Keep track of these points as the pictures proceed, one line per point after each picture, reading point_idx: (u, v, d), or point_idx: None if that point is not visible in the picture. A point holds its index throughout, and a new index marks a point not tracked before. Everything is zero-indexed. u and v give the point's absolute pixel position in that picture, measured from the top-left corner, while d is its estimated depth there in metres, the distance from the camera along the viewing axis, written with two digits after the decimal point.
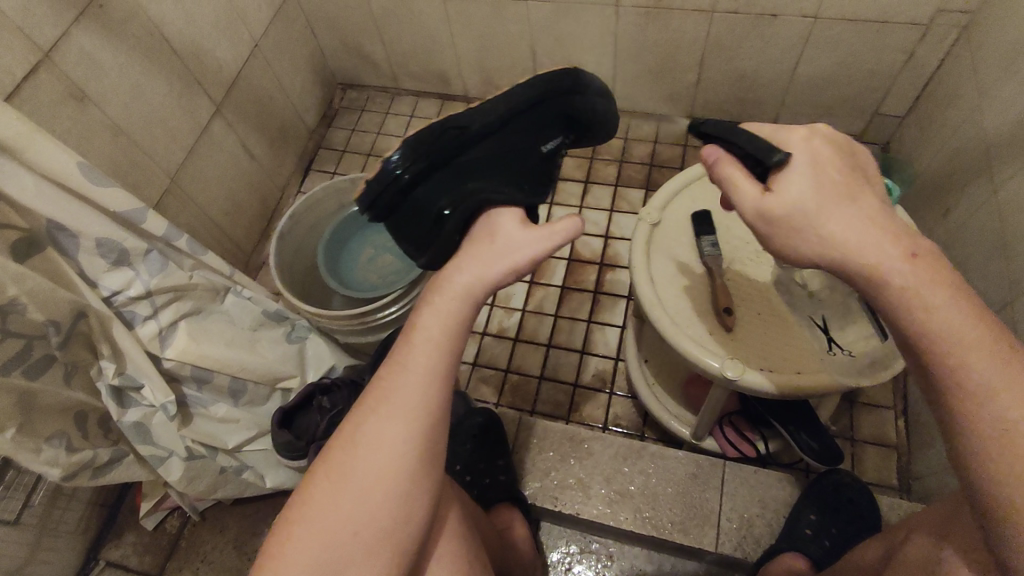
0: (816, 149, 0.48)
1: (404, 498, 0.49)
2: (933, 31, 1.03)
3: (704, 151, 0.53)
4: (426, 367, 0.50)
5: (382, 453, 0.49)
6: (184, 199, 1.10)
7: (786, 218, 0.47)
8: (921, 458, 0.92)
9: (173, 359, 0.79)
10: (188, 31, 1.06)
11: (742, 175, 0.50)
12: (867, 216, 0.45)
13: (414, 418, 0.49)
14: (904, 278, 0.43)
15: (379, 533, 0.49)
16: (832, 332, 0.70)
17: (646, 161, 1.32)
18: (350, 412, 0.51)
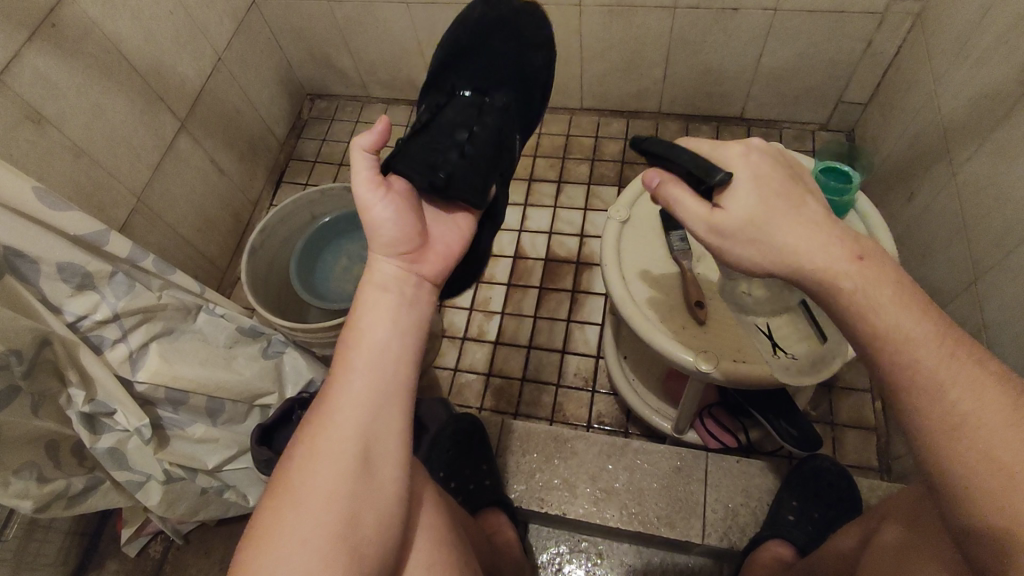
0: (757, 163, 0.49)
1: (358, 499, 0.48)
2: (888, 20, 1.05)
3: (646, 175, 0.52)
4: (364, 363, 0.50)
5: (326, 459, 0.48)
6: (152, 218, 1.08)
7: (736, 233, 0.47)
8: (899, 437, 0.93)
9: (146, 382, 0.78)
10: (148, 48, 1.04)
11: (689, 195, 0.49)
12: (815, 223, 0.46)
13: (355, 418, 0.48)
14: (853, 279, 0.44)
15: (339, 539, 0.46)
16: (776, 334, 0.64)
17: (617, 159, 1.33)
18: (303, 422, 0.50)
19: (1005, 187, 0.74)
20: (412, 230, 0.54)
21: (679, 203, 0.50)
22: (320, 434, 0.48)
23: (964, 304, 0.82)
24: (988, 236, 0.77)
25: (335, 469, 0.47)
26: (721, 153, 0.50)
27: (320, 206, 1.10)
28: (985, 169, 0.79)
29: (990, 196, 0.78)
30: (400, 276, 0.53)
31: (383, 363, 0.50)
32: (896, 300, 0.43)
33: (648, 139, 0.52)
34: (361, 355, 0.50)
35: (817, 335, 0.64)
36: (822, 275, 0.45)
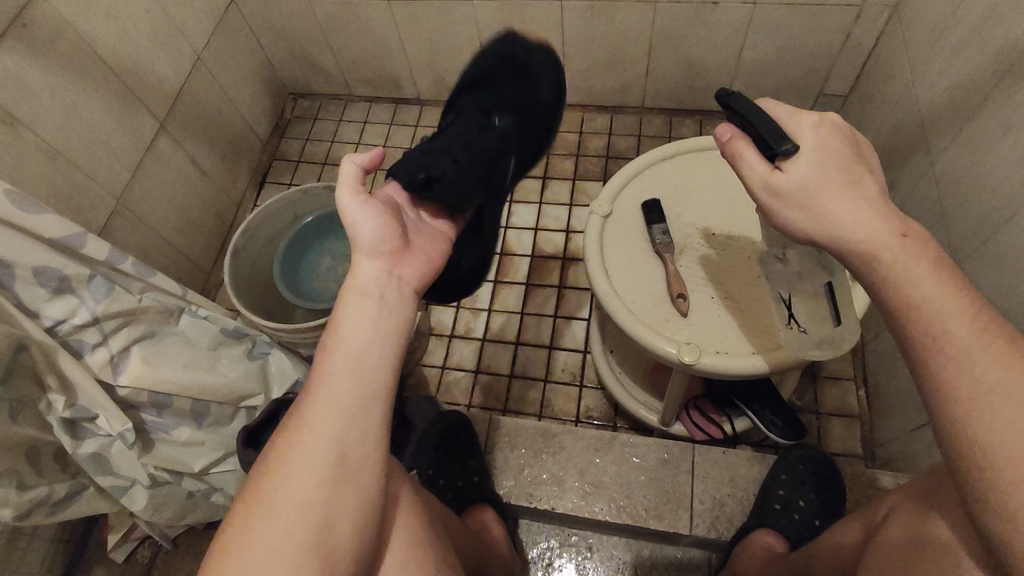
0: (825, 135, 0.49)
1: (334, 506, 0.47)
2: (866, 12, 1.06)
3: (720, 129, 0.54)
4: (345, 372, 0.48)
5: (303, 468, 0.47)
6: (132, 220, 1.07)
7: (790, 195, 0.49)
8: (883, 424, 0.95)
9: (127, 386, 0.77)
10: (124, 48, 1.03)
11: (754, 155, 0.51)
12: (864, 198, 0.47)
13: (335, 429, 0.47)
14: (895, 253, 0.44)
15: (312, 546, 0.46)
16: (795, 305, 0.67)
17: (601, 154, 1.33)
18: (280, 424, 0.49)
19: (981, 175, 0.75)
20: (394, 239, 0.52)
21: (743, 161, 0.52)
22: (299, 442, 0.47)
23: None
24: (966, 224, 0.78)
25: (313, 479, 0.47)
26: (795, 122, 0.51)
27: (303, 206, 1.10)
28: (962, 157, 0.80)
29: (967, 184, 0.79)
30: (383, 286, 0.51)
31: (365, 374, 0.48)
32: (917, 279, 0.43)
33: (736, 95, 0.55)
34: (342, 363, 0.48)
35: (834, 319, 0.63)
36: (856, 253, 0.46)
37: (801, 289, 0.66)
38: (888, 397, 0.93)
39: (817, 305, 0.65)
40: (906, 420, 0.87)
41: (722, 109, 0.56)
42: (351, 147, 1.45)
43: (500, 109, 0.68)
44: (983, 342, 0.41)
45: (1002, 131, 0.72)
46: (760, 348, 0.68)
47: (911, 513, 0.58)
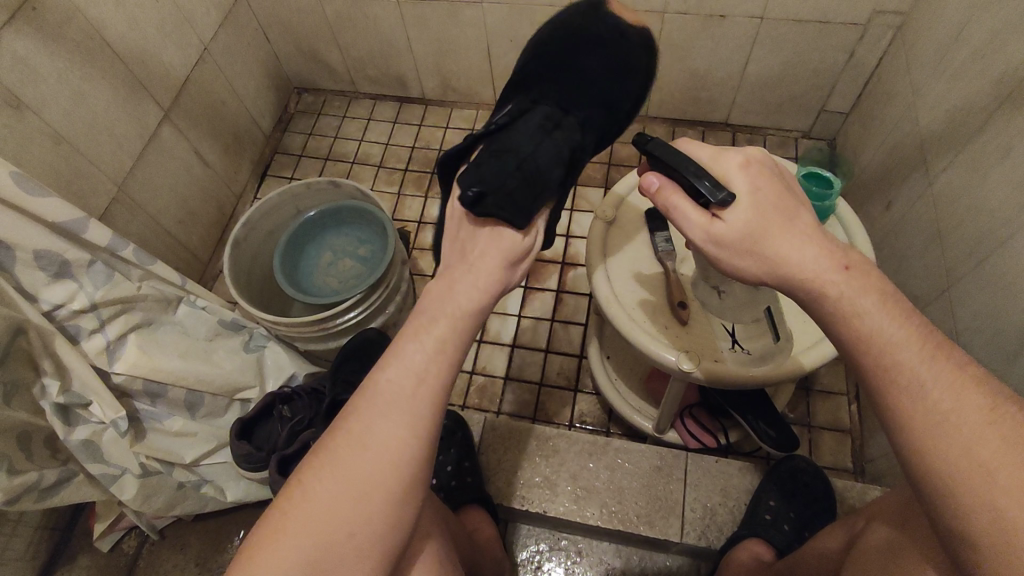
0: (754, 177, 0.50)
1: (401, 500, 0.49)
2: (870, 32, 1.08)
3: (646, 179, 0.54)
4: (431, 373, 0.49)
5: (374, 460, 0.48)
6: (132, 208, 1.07)
7: (735, 241, 0.49)
8: (874, 440, 0.96)
9: (123, 373, 0.77)
10: (133, 36, 1.03)
11: (687, 202, 0.51)
12: (805, 234, 0.48)
13: (414, 426, 0.48)
14: (840, 288, 0.45)
15: (373, 533, 0.48)
16: (737, 330, 0.70)
17: (604, 160, 1.34)
18: (351, 409, 0.49)
19: (978, 197, 0.77)
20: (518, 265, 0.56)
21: (679, 211, 0.51)
22: (378, 433, 0.48)
23: (937, 310, 0.84)
24: (963, 244, 0.79)
25: (388, 470, 0.48)
26: (722, 166, 0.52)
27: (304, 200, 1.09)
28: (960, 178, 0.81)
29: (964, 205, 0.80)
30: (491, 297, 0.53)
31: (443, 371, 0.50)
32: (867, 307, 0.44)
33: (653, 141, 0.54)
34: (423, 359, 0.49)
35: (771, 337, 0.69)
36: (801, 286, 0.47)
37: (743, 314, 0.68)
38: None
39: (755, 322, 0.69)
40: None
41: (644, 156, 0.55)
42: (354, 144, 1.45)
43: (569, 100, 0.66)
44: (943, 370, 0.41)
45: (1002, 154, 0.73)
46: (703, 359, 0.68)
47: (887, 526, 0.59)
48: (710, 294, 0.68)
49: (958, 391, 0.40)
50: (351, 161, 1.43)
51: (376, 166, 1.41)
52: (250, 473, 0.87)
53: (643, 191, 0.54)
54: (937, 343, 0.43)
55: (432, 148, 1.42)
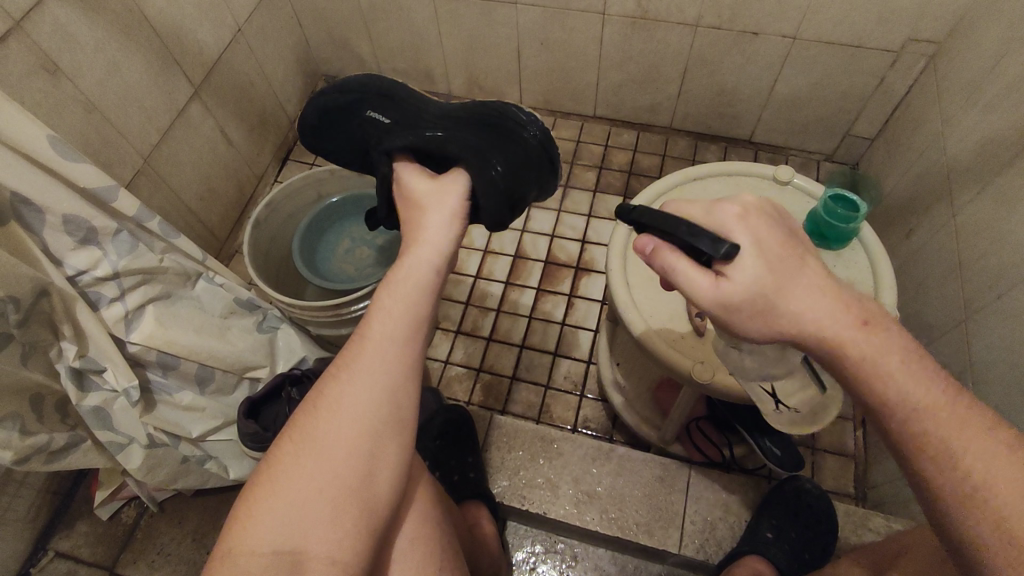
0: (754, 228, 0.47)
1: (369, 459, 0.51)
2: (902, 59, 1.08)
3: (642, 241, 0.51)
4: (384, 337, 0.53)
5: (342, 428, 0.51)
6: (156, 182, 1.08)
7: (749, 302, 0.45)
8: (877, 467, 0.96)
9: (139, 343, 0.78)
10: (171, 12, 1.04)
11: (688, 265, 0.48)
12: (814, 281, 0.46)
13: (371, 387, 0.52)
14: (862, 347, 0.44)
15: (345, 495, 0.50)
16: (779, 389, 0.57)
17: (624, 169, 1.34)
18: (319, 378, 0.54)
19: (1003, 231, 0.76)
20: (462, 220, 0.57)
21: (681, 274, 0.48)
22: (342, 396, 0.52)
23: (952, 340, 0.84)
24: (982, 276, 0.79)
25: (352, 429, 0.51)
26: (718, 219, 0.48)
27: (327, 185, 1.10)
28: (985, 211, 0.81)
29: (988, 237, 0.79)
30: (444, 264, 0.56)
31: (397, 333, 0.53)
32: None
33: (641, 207, 0.51)
34: (381, 330, 0.53)
35: (817, 385, 0.57)
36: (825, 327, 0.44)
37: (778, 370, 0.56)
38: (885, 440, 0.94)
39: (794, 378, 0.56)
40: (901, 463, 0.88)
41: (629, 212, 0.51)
42: None
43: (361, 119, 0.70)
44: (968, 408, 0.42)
45: None
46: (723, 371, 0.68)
47: None
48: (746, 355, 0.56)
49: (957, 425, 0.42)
50: None
51: None
52: (255, 452, 0.87)
53: (642, 255, 0.51)
54: (942, 377, 0.44)
55: None
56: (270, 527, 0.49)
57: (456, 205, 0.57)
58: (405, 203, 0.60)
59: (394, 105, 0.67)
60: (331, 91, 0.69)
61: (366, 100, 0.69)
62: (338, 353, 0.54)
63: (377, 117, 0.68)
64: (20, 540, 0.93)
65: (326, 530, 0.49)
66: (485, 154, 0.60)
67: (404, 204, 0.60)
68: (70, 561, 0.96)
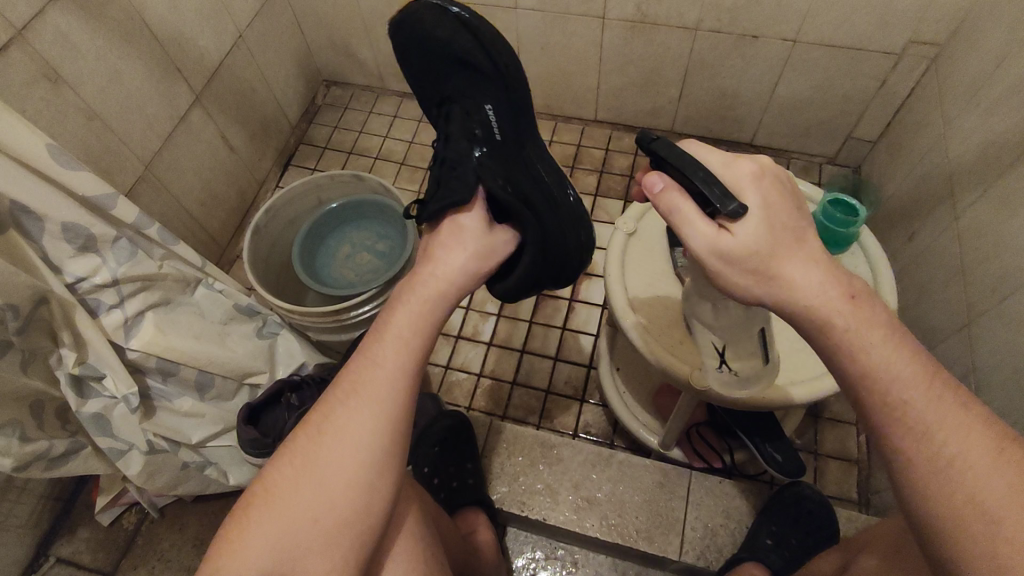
0: (767, 189, 0.47)
1: (365, 488, 0.51)
2: (904, 61, 1.07)
3: (650, 178, 0.50)
4: (390, 365, 0.52)
5: (340, 456, 0.50)
6: (158, 188, 1.08)
7: (742, 260, 0.45)
8: (880, 473, 0.95)
9: (138, 350, 0.78)
10: (172, 19, 1.04)
11: (690, 210, 0.47)
12: (815, 259, 0.45)
13: (373, 416, 0.51)
14: (847, 320, 0.43)
15: (338, 523, 0.50)
16: (723, 351, 0.58)
17: (625, 173, 1.34)
18: (321, 399, 0.53)
19: (1004, 235, 0.76)
20: (481, 265, 0.58)
21: (683, 219, 0.48)
22: (343, 423, 0.51)
23: (955, 345, 0.83)
24: (985, 279, 0.79)
25: (352, 458, 0.51)
26: (735, 173, 0.48)
27: (327, 191, 1.10)
28: (987, 214, 0.80)
29: (991, 240, 0.79)
30: (455, 297, 0.56)
31: (404, 362, 0.52)
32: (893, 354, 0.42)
33: (659, 141, 0.51)
34: (389, 358, 0.52)
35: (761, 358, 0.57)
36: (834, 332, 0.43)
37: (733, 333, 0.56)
38: None
39: (745, 344, 0.57)
40: None
41: (647, 154, 0.52)
42: (378, 140, 1.46)
43: (472, 89, 0.68)
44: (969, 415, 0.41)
45: None
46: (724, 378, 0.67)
47: None
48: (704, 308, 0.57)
49: (966, 435, 0.40)
50: (374, 156, 1.44)
51: (398, 163, 1.42)
52: (255, 458, 0.87)
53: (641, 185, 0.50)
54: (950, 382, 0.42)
55: None
56: (262, 545, 0.49)
57: (489, 267, 0.59)
58: (443, 227, 0.59)
59: (514, 122, 0.67)
60: (480, 39, 0.66)
61: (495, 83, 0.66)
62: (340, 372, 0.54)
63: (491, 115, 0.66)
64: (22, 545, 0.93)
65: (317, 557, 0.50)
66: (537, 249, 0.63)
67: (444, 237, 0.58)
68: (71, 567, 0.96)
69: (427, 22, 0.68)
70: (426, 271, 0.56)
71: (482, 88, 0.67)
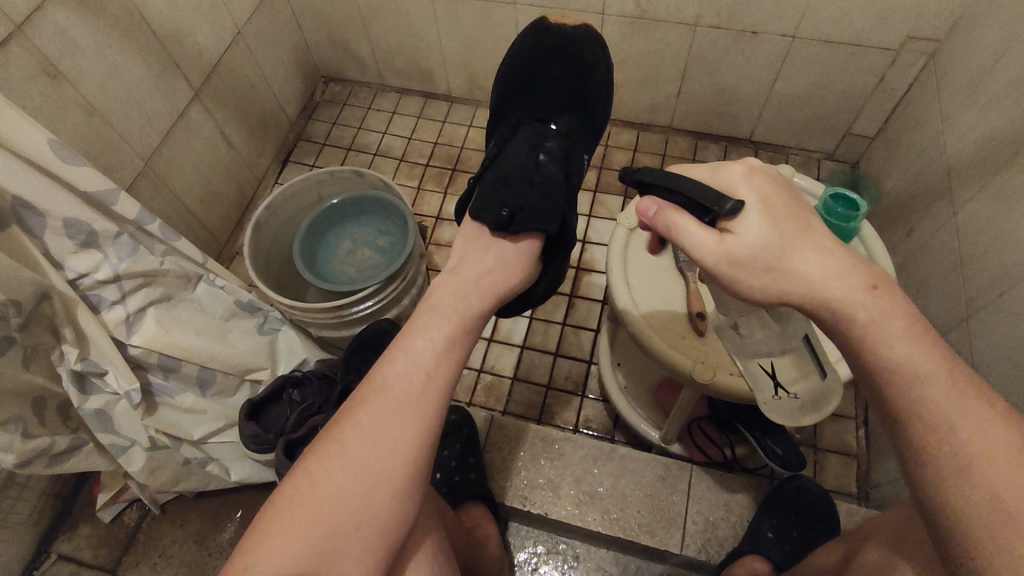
0: (761, 188, 0.48)
1: (398, 489, 0.51)
2: (902, 56, 1.08)
3: (642, 204, 0.50)
4: (425, 367, 0.53)
5: (375, 457, 0.51)
6: (157, 185, 1.08)
7: (753, 261, 0.45)
8: (879, 466, 0.95)
9: (140, 346, 0.78)
10: (170, 14, 1.04)
11: (691, 219, 0.47)
12: (831, 251, 0.46)
13: (409, 418, 0.52)
14: (868, 312, 0.43)
15: (372, 522, 0.51)
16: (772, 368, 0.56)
17: (624, 169, 1.34)
18: (352, 400, 0.53)
19: (1004, 230, 0.76)
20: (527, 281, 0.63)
21: (686, 232, 0.47)
22: (378, 423, 0.51)
23: (954, 339, 0.84)
24: (984, 274, 0.79)
25: (386, 458, 0.51)
26: (722, 178, 0.49)
27: (327, 187, 1.10)
28: (986, 209, 0.81)
29: (990, 235, 0.79)
30: (490, 303, 0.58)
31: (440, 364, 0.53)
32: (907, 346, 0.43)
33: (641, 168, 0.50)
34: (424, 359, 0.53)
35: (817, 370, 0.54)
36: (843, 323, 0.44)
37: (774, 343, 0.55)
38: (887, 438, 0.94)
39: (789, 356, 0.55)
40: None
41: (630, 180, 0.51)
42: (377, 136, 1.46)
43: (570, 127, 0.76)
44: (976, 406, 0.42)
45: None
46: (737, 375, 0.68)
47: None
48: (730, 336, 0.58)
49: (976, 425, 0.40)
50: (374, 152, 1.44)
51: (397, 159, 1.42)
52: (257, 454, 0.87)
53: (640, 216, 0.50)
54: (962, 374, 0.43)
55: (455, 145, 1.42)
56: (292, 546, 0.49)
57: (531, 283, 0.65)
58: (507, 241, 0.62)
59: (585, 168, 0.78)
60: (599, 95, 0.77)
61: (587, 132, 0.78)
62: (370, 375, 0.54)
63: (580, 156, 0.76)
64: (23, 542, 0.93)
65: (350, 557, 0.50)
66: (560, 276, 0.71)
67: (513, 252, 0.62)
68: (73, 564, 0.96)
69: (577, 57, 0.75)
70: (467, 279, 0.58)
71: (580, 133, 0.77)
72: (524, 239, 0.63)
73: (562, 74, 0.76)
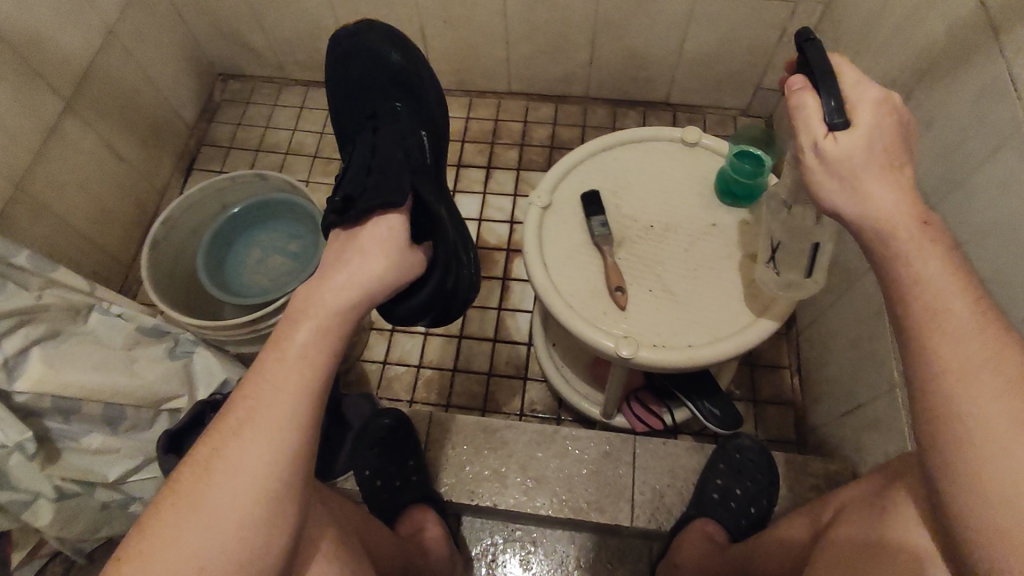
0: (884, 108, 0.47)
1: (263, 511, 0.50)
2: (800, 7, 1.09)
3: (792, 79, 0.51)
4: (287, 381, 0.52)
5: (238, 479, 0.50)
6: (36, 209, 0.98)
7: (837, 165, 0.47)
8: (813, 411, 0.98)
9: (27, 391, 0.71)
10: (21, 18, 0.93)
11: (814, 115, 0.48)
12: (898, 181, 0.45)
13: (270, 436, 0.50)
14: (910, 241, 0.43)
15: (236, 547, 0.49)
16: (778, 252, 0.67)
17: (546, 143, 1.31)
18: (217, 421, 0.52)
19: None
20: (402, 273, 0.60)
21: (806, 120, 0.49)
22: (239, 444, 0.50)
23: None
24: None
25: (248, 478, 0.50)
26: (859, 93, 0.48)
27: (230, 194, 1.03)
28: None
29: None
30: (358, 308, 0.57)
31: (303, 378, 0.52)
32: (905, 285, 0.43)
33: (812, 46, 0.51)
34: (287, 374, 0.52)
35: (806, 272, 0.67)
36: None
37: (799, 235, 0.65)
38: (819, 383, 0.96)
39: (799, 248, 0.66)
40: (836, 406, 0.90)
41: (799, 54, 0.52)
42: (285, 133, 1.38)
43: (410, 107, 0.75)
44: None
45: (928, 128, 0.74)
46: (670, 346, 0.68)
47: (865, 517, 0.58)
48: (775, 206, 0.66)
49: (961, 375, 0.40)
50: (284, 151, 1.36)
51: (310, 156, 1.35)
52: None
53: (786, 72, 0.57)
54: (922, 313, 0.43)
55: None
56: None
57: (409, 276, 0.61)
58: (369, 228, 0.60)
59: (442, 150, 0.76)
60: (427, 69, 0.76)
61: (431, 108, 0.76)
62: (235, 393, 0.53)
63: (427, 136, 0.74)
64: None
65: None
66: (447, 268, 0.67)
67: (369, 241, 0.59)
68: None
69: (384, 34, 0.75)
70: (329, 283, 0.56)
71: (419, 112, 0.75)
72: (380, 221, 0.60)
73: (399, 54, 0.75)
